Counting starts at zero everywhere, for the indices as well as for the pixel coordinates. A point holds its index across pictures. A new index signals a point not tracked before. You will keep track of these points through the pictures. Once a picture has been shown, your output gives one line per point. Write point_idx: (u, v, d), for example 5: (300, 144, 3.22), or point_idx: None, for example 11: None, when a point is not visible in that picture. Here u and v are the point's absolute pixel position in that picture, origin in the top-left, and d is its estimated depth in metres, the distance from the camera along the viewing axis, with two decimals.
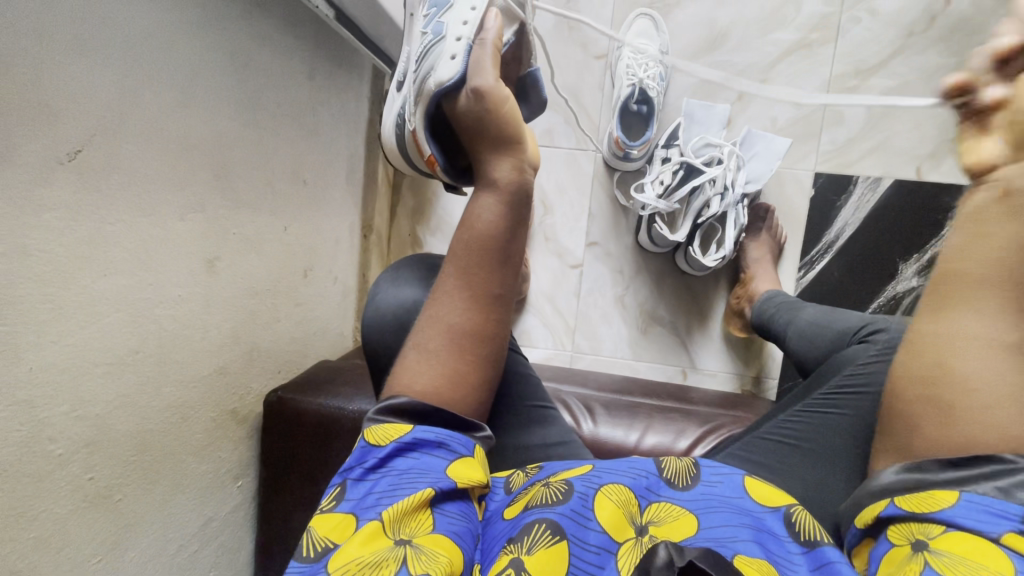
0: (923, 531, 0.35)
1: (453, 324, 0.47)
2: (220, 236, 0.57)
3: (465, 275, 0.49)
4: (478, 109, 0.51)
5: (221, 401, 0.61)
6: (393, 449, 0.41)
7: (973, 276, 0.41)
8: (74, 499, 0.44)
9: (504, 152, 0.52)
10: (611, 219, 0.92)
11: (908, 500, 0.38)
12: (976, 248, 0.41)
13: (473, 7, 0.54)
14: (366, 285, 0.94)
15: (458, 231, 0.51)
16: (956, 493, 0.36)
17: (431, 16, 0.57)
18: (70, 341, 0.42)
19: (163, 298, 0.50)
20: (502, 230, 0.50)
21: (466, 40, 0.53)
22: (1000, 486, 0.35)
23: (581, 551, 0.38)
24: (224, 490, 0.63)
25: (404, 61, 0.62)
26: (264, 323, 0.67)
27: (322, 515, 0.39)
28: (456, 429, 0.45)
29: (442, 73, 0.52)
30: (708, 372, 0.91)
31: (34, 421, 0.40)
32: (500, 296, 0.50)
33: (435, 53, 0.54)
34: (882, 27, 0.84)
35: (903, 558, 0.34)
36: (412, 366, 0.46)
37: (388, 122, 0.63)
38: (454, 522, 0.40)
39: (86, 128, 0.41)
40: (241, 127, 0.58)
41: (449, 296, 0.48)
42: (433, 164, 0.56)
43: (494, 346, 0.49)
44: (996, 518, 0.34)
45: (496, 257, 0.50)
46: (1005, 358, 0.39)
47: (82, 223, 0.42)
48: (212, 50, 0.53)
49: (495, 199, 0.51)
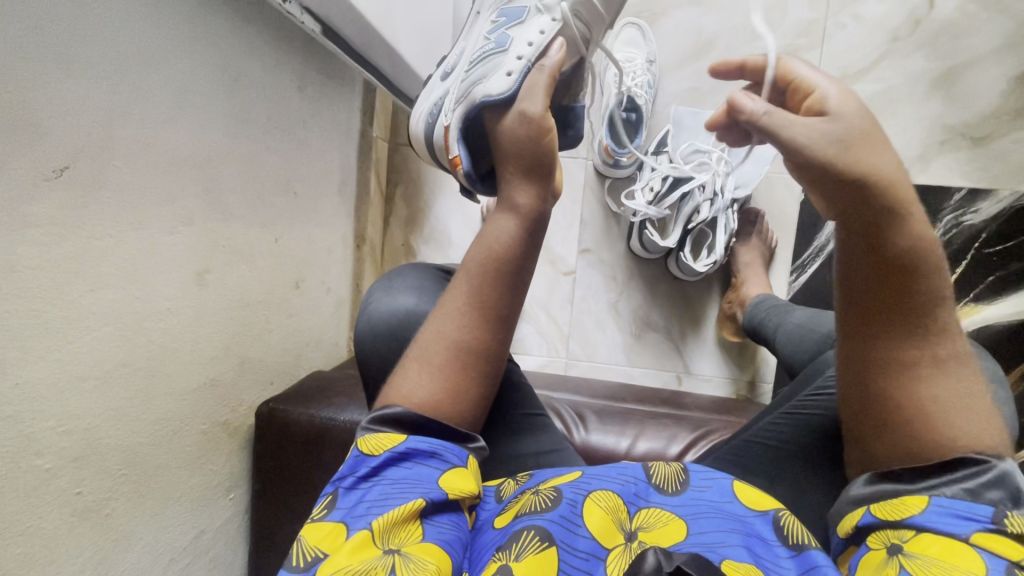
0: (897, 535, 0.36)
1: (460, 341, 0.45)
2: (210, 248, 0.57)
3: (475, 297, 0.46)
4: (523, 133, 0.48)
5: (213, 413, 0.61)
6: (387, 458, 0.41)
7: (877, 306, 0.39)
8: (62, 515, 0.44)
9: (532, 181, 0.49)
10: (603, 226, 0.92)
11: (882, 507, 0.38)
12: (854, 288, 0.40)
13: (541, 30, 0.52)
14: (360, 295, 0.94)
15: (473, 246, 0.49)
16: (926, 497, 0.36)
17: (499, 26, 0.57)
18: (57, 356, 0.42)
19: (152, 311, 0.51)
20: (519, 253, 0.48)
21: (526, 61, 0.51)
22: (968, 487, 0.36)
23: (570, 557, 0.39)
24: (217, 502, 0.63)
25: (457, 55, 0.63)
26: (256, 334, 0.67)
27: (312, 524, 0.39)
28: (450, 441, 0.44)
29: (492, 86, 0.51)
30: (702, 377, 0.91)
31: (21, 436, 0.40)
32: (507, 318, 0.47)
33: (493, 63, 0.53)
34: (867, 32, 0.85)
35: (880, 562, 0.35)
36: (411, 374, 0.45)
37: (421, 112, 0.64)
38: (443, 531, 0.40)
39: (73, 146, 0.41)
40: (230, 140, 0.58)
41: (459, 311, 0.46)
42: (454, 165, 0.55)
43: (493, 369, 0.47)
44: (964, 519, 0.35)
45: (512, 282, 0.47)
46: (929, 375, 0.38)
47: (70, 238, 0.42)
48: (201, 65, 0.53)
49: (514, 221, 0.48)
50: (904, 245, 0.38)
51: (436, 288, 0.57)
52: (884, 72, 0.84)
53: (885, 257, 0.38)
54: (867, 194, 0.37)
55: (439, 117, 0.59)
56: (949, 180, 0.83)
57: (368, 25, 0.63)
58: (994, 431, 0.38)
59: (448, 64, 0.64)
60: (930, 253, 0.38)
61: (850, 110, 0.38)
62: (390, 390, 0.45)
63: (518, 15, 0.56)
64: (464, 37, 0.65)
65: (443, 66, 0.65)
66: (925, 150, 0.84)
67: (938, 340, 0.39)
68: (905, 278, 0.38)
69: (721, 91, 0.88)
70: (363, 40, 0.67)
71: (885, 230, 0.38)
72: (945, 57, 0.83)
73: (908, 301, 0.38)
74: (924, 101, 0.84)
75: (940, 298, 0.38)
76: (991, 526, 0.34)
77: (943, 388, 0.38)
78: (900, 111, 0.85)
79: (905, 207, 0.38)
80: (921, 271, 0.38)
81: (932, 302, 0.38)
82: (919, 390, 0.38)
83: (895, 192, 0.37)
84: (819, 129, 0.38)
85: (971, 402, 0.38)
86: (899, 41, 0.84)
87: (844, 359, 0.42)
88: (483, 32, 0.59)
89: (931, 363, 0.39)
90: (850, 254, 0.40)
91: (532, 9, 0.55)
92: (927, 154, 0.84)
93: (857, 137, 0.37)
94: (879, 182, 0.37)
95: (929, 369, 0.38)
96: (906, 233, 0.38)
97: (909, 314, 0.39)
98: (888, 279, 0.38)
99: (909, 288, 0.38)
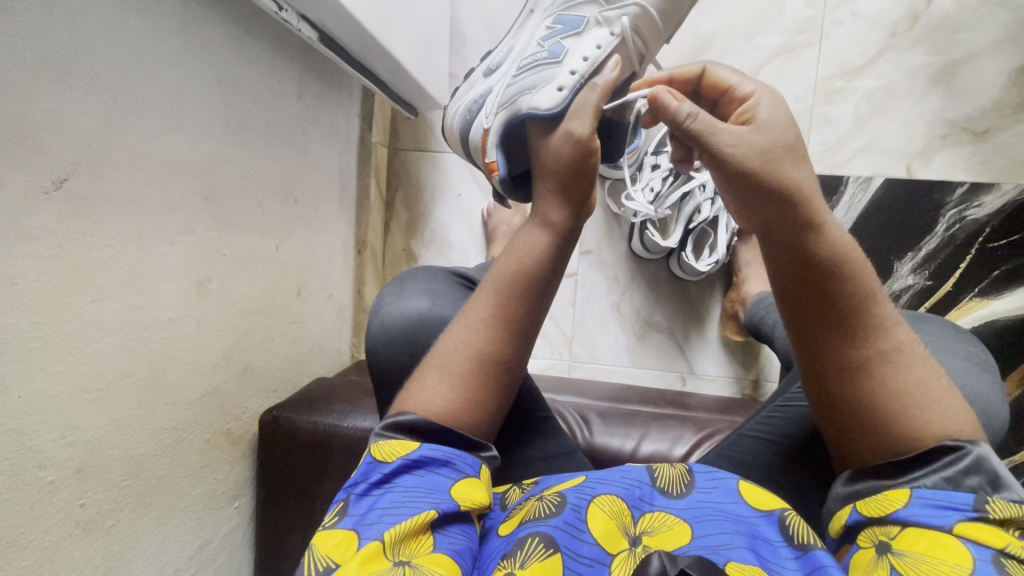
0: (884, 532, 0.35)
1: (481, 351, 0.44)
2: (211, 257, 0.57)
3: (496, 306, 0.45)
4: (569, 151, 0.47)
5: (216, 422, 0.61)
6: (399, 465, 0.41)
7: (828, 315, 0.39)
8: (65, 527, 0.44)
9: (568, 202, 0.48)
10: (604, 226, 0.92)
11: (865, 503, 0.37)
12: (787, 300, 0.41)
13: (598, 45, 0.53)
14: (362, 301, 0.94)
15: (502, 258, 0.48)
16: (908, 491, 0.35)
17: (554, 34, 0.57)
18: (58, 368, 0.42)
19: (154, 321, 0.51)
20: (552, 269, 0.47)
21: (579, 76, 0.51)
22: (947, 476, 0.35)
23: (575, 563, 0.38)
24: (221, 512, 0.63)
25: (504, 53, 0.64)
26: (257, 342, 0.67)
27: (323, 532, 0.39)
28: (462, 448, 0.43)
29: (541, 99, 0.51)
30: (707, 377, 0.91)
31: (23, 449, 0.40)
32: (529, 331, 0.46)
33: (544, 74, 0.53)
34: (866, 28, 0.84)
35: (870, 562, 0.35)
36: (432, 382, 0.44)
37: (462, 102, 0.67)
38: (455, 541, 0.40)
39: (70, 159, 0.41)
40: (230, 149, 0.59)
41: (485, 320, 0.45)
42: (491, 171, 0.58)
43: (511, 383, 0.45)
44: (946, 509, 0.34)
45: (536, 299, 0.46)
46: (878, 374, 0.38)
47: (68, 249, 0.42)
48: (199, 76, 0.54)
49: (548, 237, 0.47)
50: (823, 252, 0.39)
51: (448, 292, 0.57)
52: (882, 68, 0.84)
53: (809, 265, 0.39)
54: (780, 206, 0.39)
55: (479, 115, 0.62)
56: (952, 174, 0.83)
57: (365, 34, 0.63)
58: (966, 419, 0.37)
59: (494, 61, 0.65)
60: (851, 256, 0.39)
61: (772, 117, 0.41)
62: (409, 393, 0.44)
63: (576, 24, 0.56)
64: (515, 35, 0.64)
65: (489, 63, 0.66)
66: (927, 145, 0.83)
67: (878, 338, 0.38)
68: (832, 283, 0.39)
69: None
70: (360, 46, 0.67)
71: (803, 240, 0.39)
72: (944, 51, 0.83)
73: (841, 304, 0.39)
74: (924, 96, 0.84)
75: (870, 297, 0.39)
76: (973, 514, 0.33)
77: (897, 384, 0.37)
78: (900, 106, 0.84)
79: (818, 216, 0.39)
80: (845, 275, 0.39)
81: (867, 302, 0.39)
82: (879, 390, 0.38)
83: (808, 200, 0.39)
84: (747, 138, 0.40)
85: (934, 391, 0.37)
86: (897, 37, 0.83)
87: (798, 370, 0.42)
88: (537, 38, 0.59)
89: (878, 362, 0.38)
90: (777, 267, 0.41)
91: (590, 22, 0.55)
92: (928, 149, 0.83)
93: (772, 151, 0.40)
94: (791, 193, 0.39)
95: (891, 367, 0.38)
96: (825, 240, 0.39)
97: (844, 317, 0.39)
98: (815, 287, 0.39)
99: (837, 292, 0.39)
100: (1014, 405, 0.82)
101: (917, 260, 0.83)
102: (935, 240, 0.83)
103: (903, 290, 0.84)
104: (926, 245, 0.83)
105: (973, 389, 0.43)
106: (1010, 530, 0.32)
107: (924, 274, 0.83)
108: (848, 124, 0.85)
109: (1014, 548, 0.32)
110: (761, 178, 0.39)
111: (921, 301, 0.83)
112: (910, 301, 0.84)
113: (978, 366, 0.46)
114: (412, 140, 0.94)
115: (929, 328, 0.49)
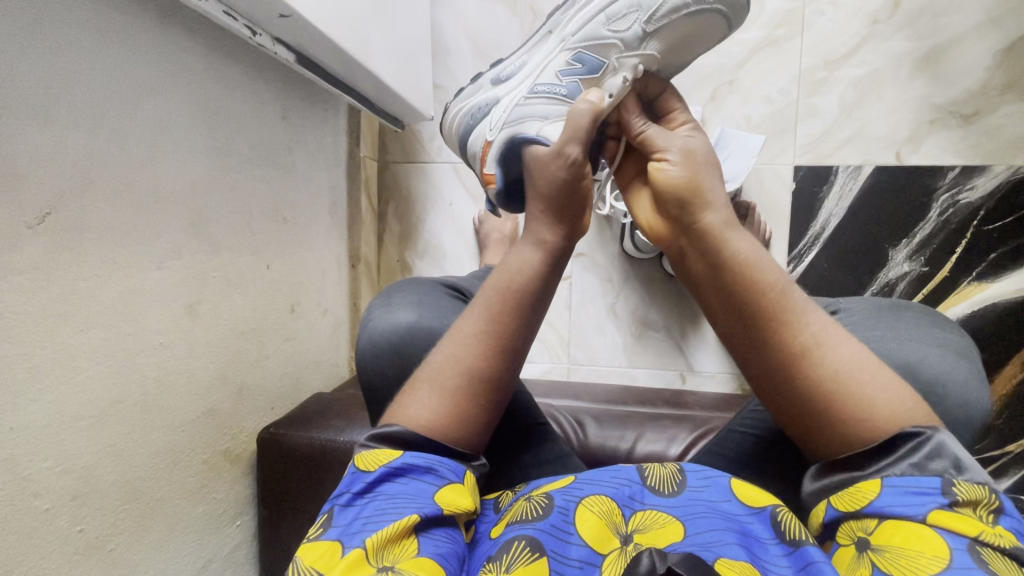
0: (862, 527, 0.35)
1: (454, 365, 0.43)
2: (200, 280, 0.58)
3: (475, 323, 0.44)
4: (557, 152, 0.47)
5: (213, 442, 0.62)
6: (381, 473, 0.40)
7: (758, 314, 0.40)
8: (64, 553, 0.45)
9: (563, 222, 0.47)
10: (596, 228, 0.92)
11: (840, 498, 0.37)
12: (714, 307, 0.43)
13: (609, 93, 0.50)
14: (357, 312, 0.95)
15: (493, 274, 0.47)
16: (879, 481, 0.35)
17: (572, 70, 0.53)
18: (48, 399, 0.43)
19: (145, 346, 0.52)
20: (536, 285, 0.46)
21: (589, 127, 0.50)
22: (914, 462, 0.35)
23: (563, 566, 0.38)
24: (224, 530, 0.64)
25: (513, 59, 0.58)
26: (252, 361, 0.68)
27: (308, 544, 0.38)
28: (446, 454, 0.42)
29: (550, 132, 0.51)
30: (707, 374, 0.90)
31: (18, 477, 0.41)
32: (517, 345, 0.45)
33: (559, 109, 0.52)
34: (847, 17, 0.84)
35: (852, 561, 0.34)
36: (421, 396, 0.43)
37: (461, 100, 0.61)
38: (440, 544, 0.39)
39: (51, 194, 0.42)
40: (217, 172, 0.60)
41: (472, 336, 0.44)
42: (487, 183, 0.57)
43: (499, 400, 0.45)
44: (919, 497, 0.34)
45: (518, 318, 0.45)
46: (815, 360, 0.38)
47: (55, 283, 0.43)
48: (181, 104, 0.55)
49: (525, 252, 0.47)
50: (737, 250, 0.41)
51: (435, 302, 0.57)
52: (865, 57, 0.84)
53: (726, 264, 0.41)
54: (690, 208, 0.43)
55: (479, 123, 0.58)
56: (942, 159, 0.82)
57: (345, 55, 0.64)
58: (915, 401, 0.37)
59: (505, 73, 0.57)
60: (763, 254, 0.41)
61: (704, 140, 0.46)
62: (396, 408, 0.44)
63: (594, 67, 0.52)
64: (527, 49, 0.57)
65: (498, 71, 0.58)
66: (915, 131, 0.83)
67: (806, 323, 0.39)
68: (753, 278, 0.40)
69: (704, 88, 0.88)
70: (341, 65, 0.67)
71: (723, 237, 0.42)
72: (928, 36, 0.82)
73: (765, 295, 0.40)
74: (909, 82, 0.83)
75: (784, 287, 0.40)
76: (944, 499, 0.33)
77: (841, 362, 0.37)
78: (887, 93, 0.84)
79: (728, 218, 0.42)
80: (759, 270, 0.40)
81: (784, 287, 0.40)
82: (828, 372, 0.37)
83: (720, 203, 0.43)
84: (695, 146, 0.45)
85: (872, 370, 0.37)
86: (879, 24, 0.83)
87: (750, 385, 0.42)
88: (553, 64, 0.54)
89: (817, 345, 0.38)
90: (700, 271, 0.43)
91: (609, 66, 0.51)
92: (917, 135, 0.83)
93: (698, 160, 0.44)
94: (707, 198, 0.43)
95: (827, 347, 0.38)
96: (742, 238, 0.42)
97: (773, 308, 0.39)
98: (742, 284, 0.40)
99: (758, 285, 0.40)
100: (1017, 390, 0.81)
101: (912, 246, 0.83)
102: (928, 225, 0.82)
103: (898, 278, 0.83)
104: (920, 231, 0.82)
105: (950, 375, 0.43)
106: (981, 511, 0.33)
107: (919, 260, 0.82)
108: (834, 114, 0.85)
109: (987, 535, 0.31)
110: (682, 177, 0.43)
111: (918, 288, 0.83)
112: (906, 289, 0.83)
113: (954, 352, 0.45)
114: (401, 153, 0.95)
115: (906, 315, 0.49)
